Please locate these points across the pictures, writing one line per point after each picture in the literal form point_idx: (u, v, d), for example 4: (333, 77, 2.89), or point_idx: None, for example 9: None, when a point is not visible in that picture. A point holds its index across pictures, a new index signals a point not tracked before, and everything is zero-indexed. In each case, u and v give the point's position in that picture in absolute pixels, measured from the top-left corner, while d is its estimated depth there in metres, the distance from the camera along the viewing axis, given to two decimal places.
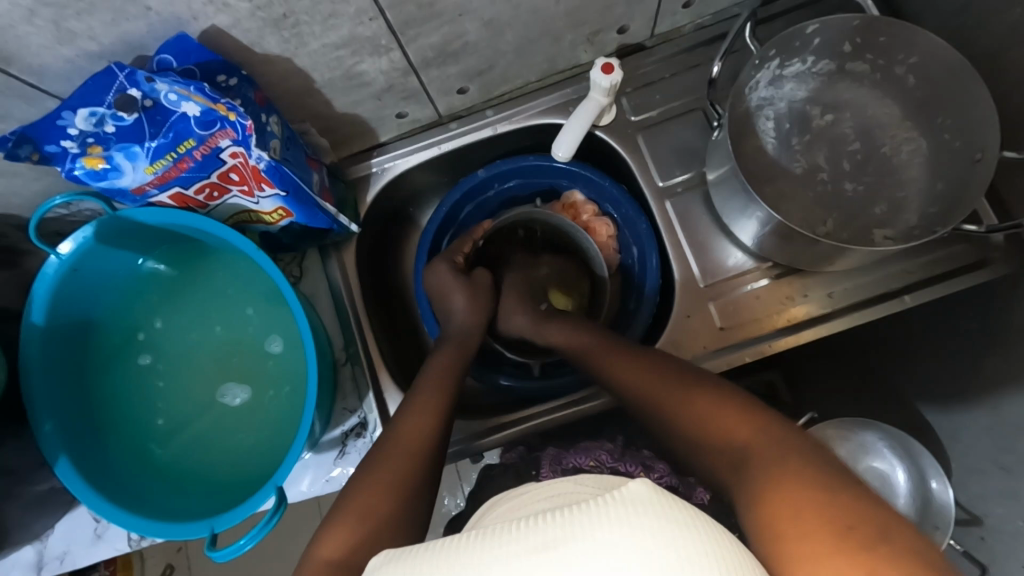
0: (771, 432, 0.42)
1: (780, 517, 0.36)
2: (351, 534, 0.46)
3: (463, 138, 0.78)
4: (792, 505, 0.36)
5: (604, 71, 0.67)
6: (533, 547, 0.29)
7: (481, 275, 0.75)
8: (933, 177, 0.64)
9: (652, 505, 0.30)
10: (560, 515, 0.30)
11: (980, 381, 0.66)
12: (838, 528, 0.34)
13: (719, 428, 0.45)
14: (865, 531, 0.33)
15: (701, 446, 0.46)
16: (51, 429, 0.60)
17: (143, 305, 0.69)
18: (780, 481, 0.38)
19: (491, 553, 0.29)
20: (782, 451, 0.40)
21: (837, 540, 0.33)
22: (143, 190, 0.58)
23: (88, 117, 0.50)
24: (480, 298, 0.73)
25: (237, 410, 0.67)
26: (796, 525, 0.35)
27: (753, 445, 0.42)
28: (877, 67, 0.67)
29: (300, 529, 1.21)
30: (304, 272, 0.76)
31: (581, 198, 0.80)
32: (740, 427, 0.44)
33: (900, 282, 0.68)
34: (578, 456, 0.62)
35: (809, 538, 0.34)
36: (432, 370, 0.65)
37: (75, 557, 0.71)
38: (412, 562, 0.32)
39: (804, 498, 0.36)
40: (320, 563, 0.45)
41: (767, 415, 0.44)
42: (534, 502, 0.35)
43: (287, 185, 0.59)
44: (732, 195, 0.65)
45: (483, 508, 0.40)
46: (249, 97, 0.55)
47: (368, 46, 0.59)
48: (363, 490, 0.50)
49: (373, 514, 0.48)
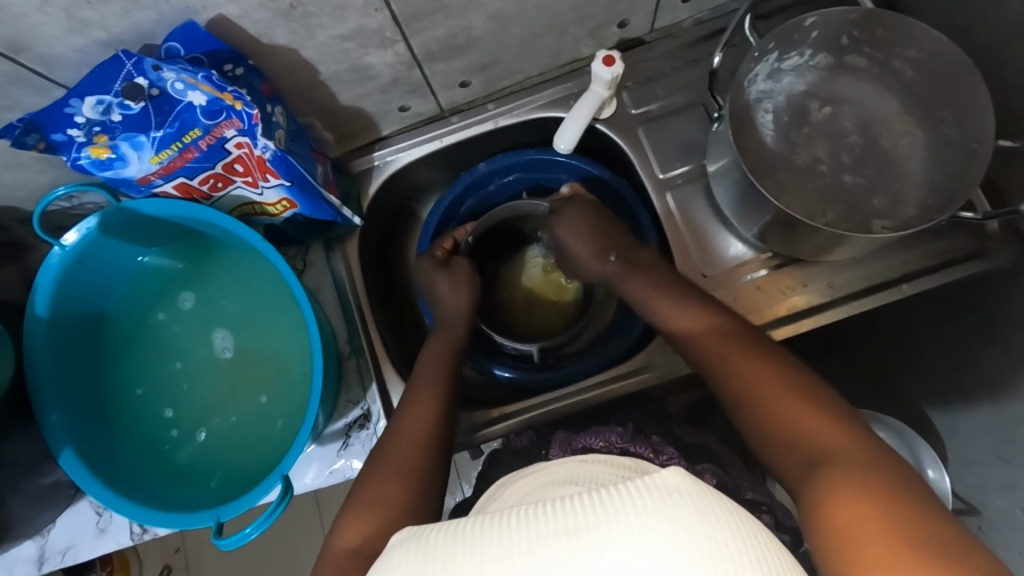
0: (853, 437, 0.43)
1: (853, 516, 0.36)
2: (370, 523, 0.47)
3: (465, 131, 0.78)
4: (864, 509, 0.36)
5: (605, 64, 0.67)
6: (568, 529, 0.29)
7: (461, 262, 0.75)
8: (932, 168, 0.65)
9: (689, 496, 0.30)
10: (594, 500, 0.30)
11: (979, 372, 0.67)
12: (919, 536, 0.33)
13: (796, 424, 0.45)
14: (946, 543, 0.33)
15: (773, 439, 0.46)
16: (57, 421, 0.61)
17: (149, 298, 0.69)
18: (854, 482, 0.38)
19: (525, 536, 0.29)
20: (864, 455, 0.41)
21: (914, 546, 0.33)
22: (149, 180, 0.58)
23: (95, 105, 0.50)
24: (461, 286, 0.73)
25: (244, 402, 0.67)
26: (869, 529, 0.35)
27: (834, 446, 0.42)
28: (874, 61, 0.68)
29: (299, 529, 1.22)
30: (307, 264, 0.76)
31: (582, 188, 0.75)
32: (824, 430, 0.44)
33: (899, 272, 0.69)
34: (587, 436, 0.64)
35: (883, 538, 0.34)
36: (427, 359, 0.65)
37: (78, 552, 0.71)
38: (441, 546, 0.32)
39: (876, 501, 0.36)
40: (344, 551, 0.45)
41: (849, 420, 0.45)
42: (553, 486, 0.36)
43: (292, 175, 0.60)
44: (734, 186, 0.66)
45: (492, 491, 0.42)
46: (255, 87, 0.56)
47: (374, 39, 0.59)
48: (376, 482, 0.51)
49: (385, 501, 0.49)
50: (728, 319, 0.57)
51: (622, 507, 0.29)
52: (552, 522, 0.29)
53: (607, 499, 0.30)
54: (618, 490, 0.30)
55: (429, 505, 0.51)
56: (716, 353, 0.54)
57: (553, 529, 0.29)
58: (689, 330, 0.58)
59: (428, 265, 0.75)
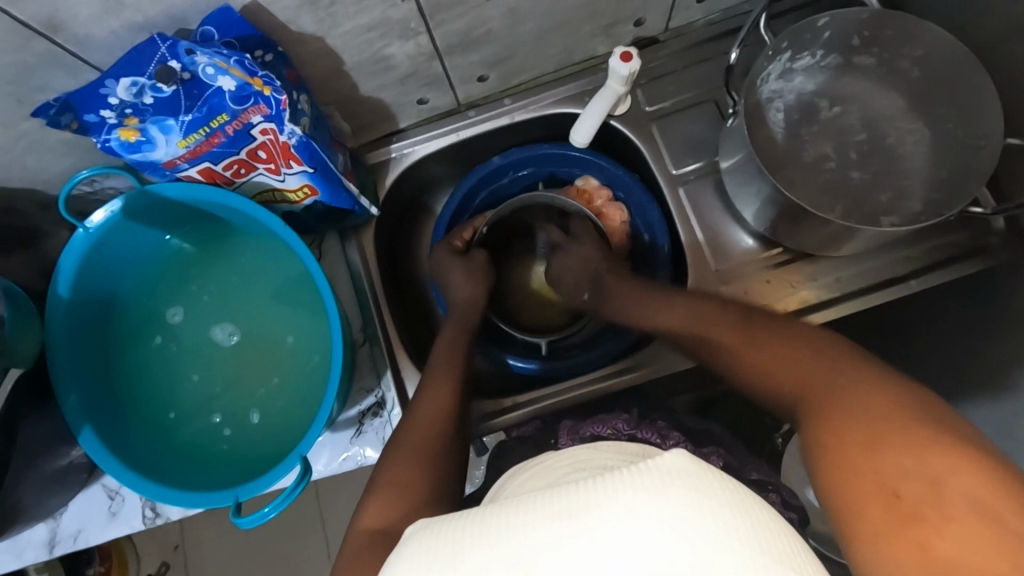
0: (845, 380, 0.43)
1: (842, 472, 0.38)
2: (393, 505, 0.48)
3: (480, 125, 0.80)
4: (849, 463, 0.38)
5: (623, 60, 0.69)
6: (580, 509, 0.29)
7: (479, 254, 0.76)
8: (938, 166, 0.67)
9: (693, 474, 0.30)
10: (606, 482, 0.30)
11: (981, 367, 0.68)
12: (885, 494, 0.35)
13: (797, 380, 0.46)
14: (915, 497, 0.34)
15: (772, 391, 0.48)
16: (76, 401, 0.61)
17: (167, 283, 0.70)
18: (844, 432, 0.39)
19: (542, 514, 0.30)
20: (853, 398, 0.41)
21: (888, 508, 0.35)
22: (174, 164, 0.59)
23: (129, 87, 0.51)
24: (478, 275, 0.74)
25: (259, 386, 0.68)
26: (856, 485, 0.37)
27: (824, 394, 0.43)
28: (882, 61, 0.69)
29: (302, 525, 1.22)
30: (323, 253, 0.78)
31: (595, 184, 0.81)
32: (816, 376, 0.45)
33: (905, 267, 0.70)
34: (595, 425, 0.64)
35: (863, 498, 0.36)
36: (443, 348, 0.65)
37: (89, 536, 0.71)
38: (462, 530, 0.32)
39: (863, 453, 0.38)
40: (365, 532, 0.46)
41: (842, 363, 0.44)
42: (566, 470, 0.37)
43: (315, 162, 0.61)
44: (746, 180, 0.68)
45: (501, 484, 0.42)
46: (282, 74, 0.57)
47: (397, 29, 0.60)
48: (394, 463, 0.52)
49: (406, 483, 0.50)
50: (709, 304, 0.59)
51: (626, 485, 0.30)
52: (558, 506, 0.30)
53: (616, 480, 0.30)
54: (628, 472, 0.31)
55: (449, 485, 0.51)
56: (706, 334, 0.56)
57: (568, 511, 0.29)
58: (673, 323, 0.61)
59: (444, 254, 0.76)
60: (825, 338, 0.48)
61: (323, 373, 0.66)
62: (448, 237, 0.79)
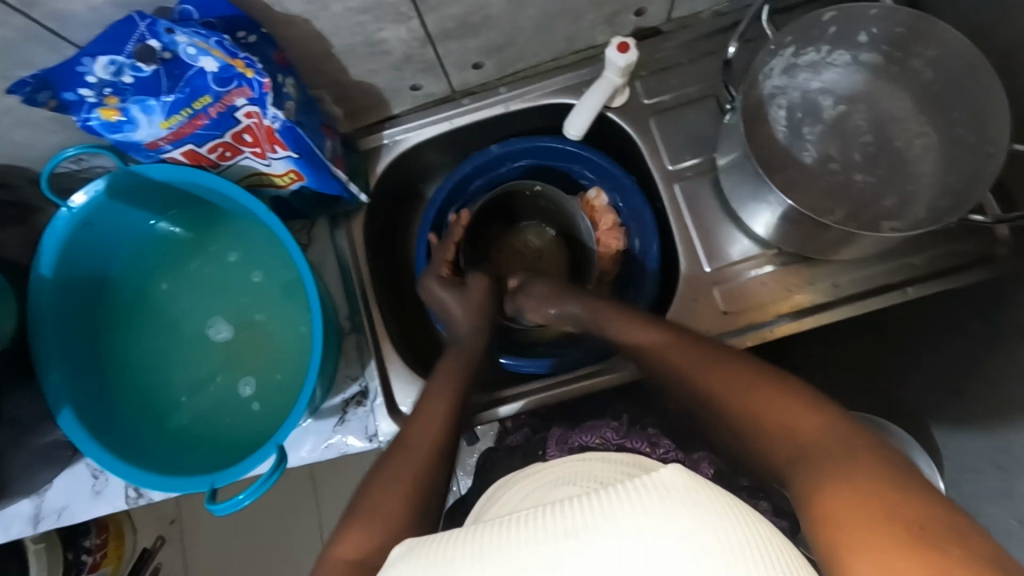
0: (841, 427, 0.40)
1: (850, 517, 0.34)
2: (371, 534, 0.46)
3: (475, 113, 0.78)
4: (854, 506, 0.34)
5: (620, 50, 0.67)
6: (566, 531, 0.28)
7: (474, 281, 0.74)
8: (945, 170, 0.65)
9: (690, 492, 0.29)
10: (600, 502, 0.29)
11: (979, 378, 0.66)
12: (908, 526, 0.32)
13: (775, 418, 0.43)
14: (938, 531, 0.31)
15: (752, 433, 0.45)
16: (58, 380, 0.61)
17: (155, 265, 0.70)
18: (840, 479, 0.36)
19: (523, 537, 0.29)
20: (850, 448, 0.38)
21: (907, 539, 0.31)
22: (157, 145, 0.58)
23: (107, 66, 0.50)
24: (477, 305, 0.72)
25: (241, 371, 0.68)
26: (866, 526, 0.33)
27: (815, 441, 0.40)
28: (893, 60, 0.67)
29: (294, 507, 1.23)
30: (313, 239, 0.76)
31: (605, 203, 0.80)
32: (813, 423, 0.41)
33: (903, 274, 0.69)
34: (583, 435, 0.68)
35: (875, 535, 0.32)
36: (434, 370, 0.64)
37: (73, 512, 0.71)
38: (441, 550, 0.31)
39: (870, 502, 0.34)
40: (343, 563, 0.44)
41: (836, 411, 0.42)
42: (559, 485, 0.36)
43: (300, 147, 0.60)
44: (743, 179, 0.66)
45: (494, 493, 0.41)
46: (268, 56, 0.56)
47: (390, 13, 0.59)
48: (378, 492, 0.50)
49: (386, 515, 0.47)
50: (692, 337, 0.56)
51: (614, 501, 0.29)
52: (554, 522, 0.29)
53: (608, 499, 0.29)
54: (620, 492, 0.29)
55: (429, 486, 0.51)
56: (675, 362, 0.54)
57: (554, 532, 0.28)
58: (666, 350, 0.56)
59: (429, 280, 0.74)
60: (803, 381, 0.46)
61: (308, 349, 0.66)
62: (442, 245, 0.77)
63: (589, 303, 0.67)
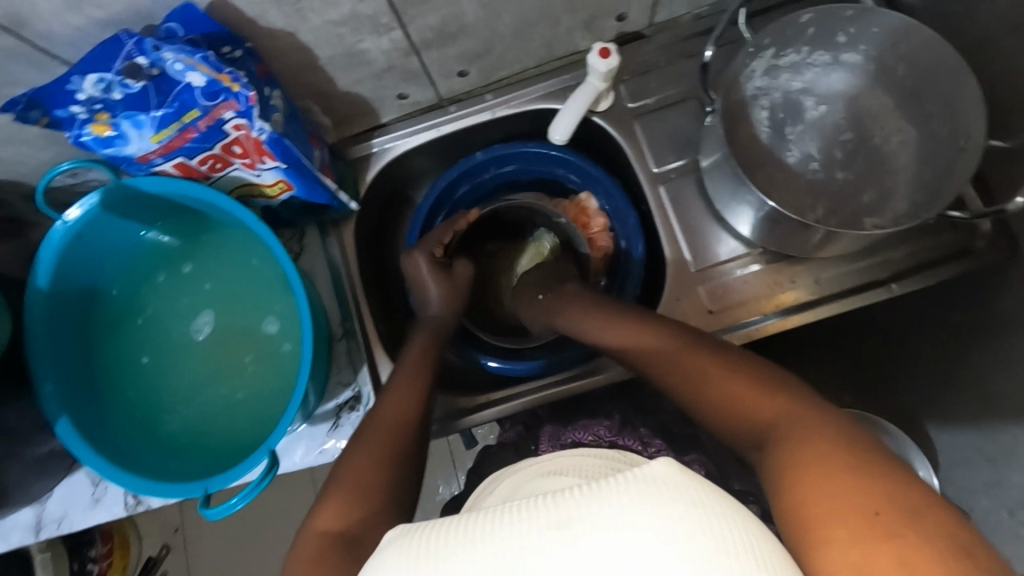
0: (804, 411, 0.40)
1: (813, 499, 0.33)
2: (347, 505, 0.47)
3: (461, 121, 0.79)
4: (817, 492, 0.34)
5: (601, 56, 0.68)
6: (554, 523, 0.29)
7: (460, 270, 0.75)
8: (924, 166, 0.65)
9: (678, 488, 0.30)
10: (586, 497, 0.29)
11: (965, 372, 0.66)
12: (865, 513, 0.31)
13: (745, 404, 0.44)
14: (896, 517, 0.31)
15: (722, 419, 0.45)
16: (53, 390, 0.62)
17: (147, 275, 0.72)
18: (801, 458, 0.36)
19: (507, 535, 0.29)
20: (816, 434, 0.38)
21: (863, 523, 0.31)
22: (148, 159, 0.59)
23: (97, 83, 0.52)
24: (457, 290, 0.74)
25: (234, 377, 0.69)
26: (826, 508, 0.32)
27: (781, 425, 0.40)
28: (869, 58, 0.67)
29: (297, 514, 1.24)
30: (303, 247, 0.77)
31: (596, 206, 0.80)
32: (775, 407, 0.42)
33: (886, 271, 0.69)
34: (576, 432, 0.68)
35: (834, 521, 0.32)
36: (413, 353, 0.65)
37: (73, 521, 0.72)
38: (427, 539, 0.31)
39: (830, 488, 0.33)
40: (317, 534, 0.45)
41: (810, 401, 0.41)
42: (543, 477, 0.36)
43: (288, 158, 0.61)
44: (724, 180, 0.66)
45: (485, 485, 0.42)
46: (253, 70, 0.57)
47: (369, 24, 0.60)
48: (356, 464, 0.51)
49: (366, 488, 0.49)
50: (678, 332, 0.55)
51: (605, 493, 0.29)
52: (540, 517, 0.29)
53: (590, 494, 0.29)
54: (604, 485, 0.30)
55: (415, 485, 0.52)
56: (669, 362, 0.52)
57: (533, 528, 0.29)
58: (649, 348, 0.56)
59: (418, 257, 0.74)
60: (774, 367, 0.47)
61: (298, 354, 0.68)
62: (427, 241, 0.75)
63: (613, 323, 0.61)
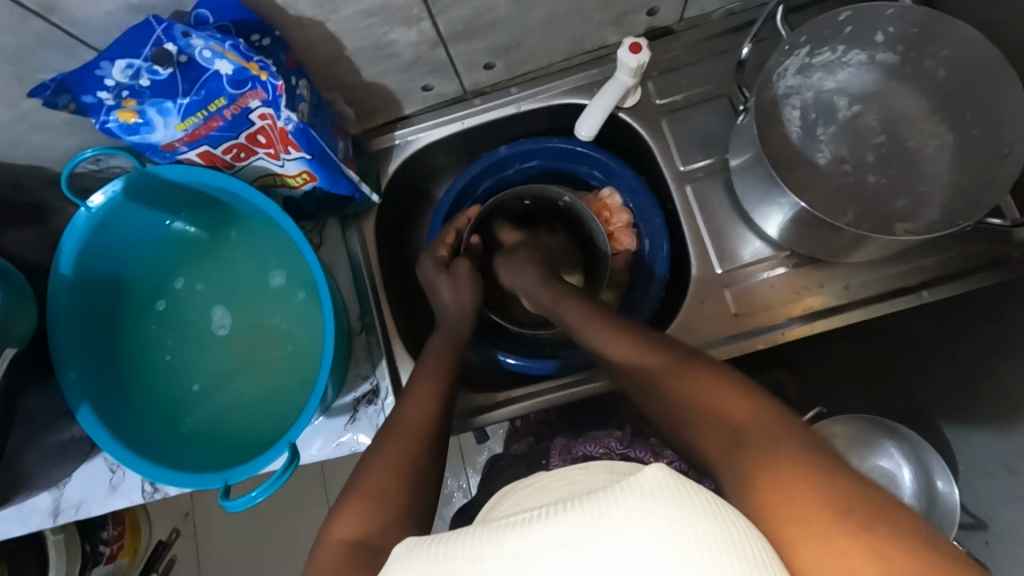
0: (768, 412, 0.40)
1: (777, 498, 0.34)
2: (365, 514, 0.47)
3: (486, 114, 0.78)
4: (790, 492, 0.34)
5: (631, 51, 0.67)
6: (565, 534, 0.27)
7: (462, 264, 0.74)
8: (961, 172, 0.64)
9: (675, 497, 0.28)
10: (596, 507, 0.28)
11: (993, 383, 0.65)
12: (836, 510, 0.32)
13: (713, 406, 0.43)
14: (865, 512, 0.32)
15: (691, 420, 0.44)
16: (75, 376, 0.62)
17: (166, 264, 0.71)
18: (775, 461, 0.36)
19: (521, 545, 0.28)
20: (780, 435, 0.38)
21: (837, 521, 0.32)
22: (173, 147, 0.59)
23: (125, 69, 0.51)
24: (463, 286, 0.73)
25: (251, 369, 0.69)
26: (798, 505, 0.33)
27: (750, 426, 0.40)
28: (907, 59, 0.66)
29: (306, 503, 1.24)
30: (324, 239, 0.77)
31: (619, 203, 0.79)
32: (740, 407, 0.42)
33: (917, 277, 0.68)
34: (587, 444, 0.65)
35: (809, 520, 0.32)
36: (430, 356, 0.65)
37: (91, 506, 0.73)
38: (438, 552, 0.30)
39: (803, 487, 0.34)
40: (340, 543, 0.45)
41: (768, 399, 0.42)
42: (554, 487, 0.35)
43: (313, 149, 0.60)
44: (754, 181, 0.65)
45: (492, 500, 0.40)
46: (281, 58, 0.56)
47: (400, 15, 0.59)
48: (376, 467, 0.51)
49: (386, 493, 0.48)
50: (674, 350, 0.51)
51: (608, 504, 0.28)
52: (553, 525, 0.28)
53: (604, 502, 0.28)
54: (614, 493, 0.28)
55: (434, 483, 0.51)
56: (657, 382, 0.49)
57: (548, 537, 0.28)
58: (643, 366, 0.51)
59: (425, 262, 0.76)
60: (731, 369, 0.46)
61: (317, 347, 0.68)
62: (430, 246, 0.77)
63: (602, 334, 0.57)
